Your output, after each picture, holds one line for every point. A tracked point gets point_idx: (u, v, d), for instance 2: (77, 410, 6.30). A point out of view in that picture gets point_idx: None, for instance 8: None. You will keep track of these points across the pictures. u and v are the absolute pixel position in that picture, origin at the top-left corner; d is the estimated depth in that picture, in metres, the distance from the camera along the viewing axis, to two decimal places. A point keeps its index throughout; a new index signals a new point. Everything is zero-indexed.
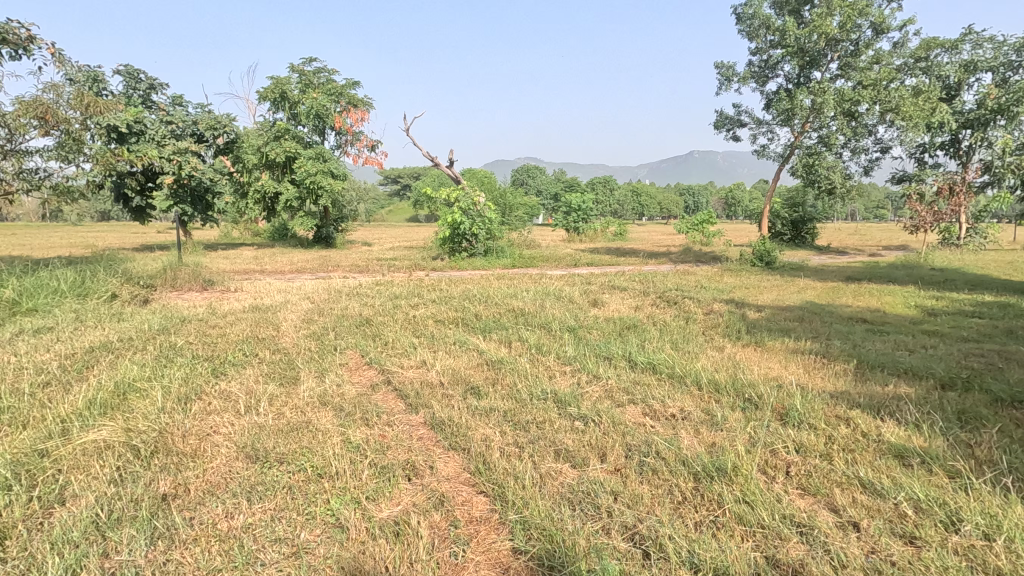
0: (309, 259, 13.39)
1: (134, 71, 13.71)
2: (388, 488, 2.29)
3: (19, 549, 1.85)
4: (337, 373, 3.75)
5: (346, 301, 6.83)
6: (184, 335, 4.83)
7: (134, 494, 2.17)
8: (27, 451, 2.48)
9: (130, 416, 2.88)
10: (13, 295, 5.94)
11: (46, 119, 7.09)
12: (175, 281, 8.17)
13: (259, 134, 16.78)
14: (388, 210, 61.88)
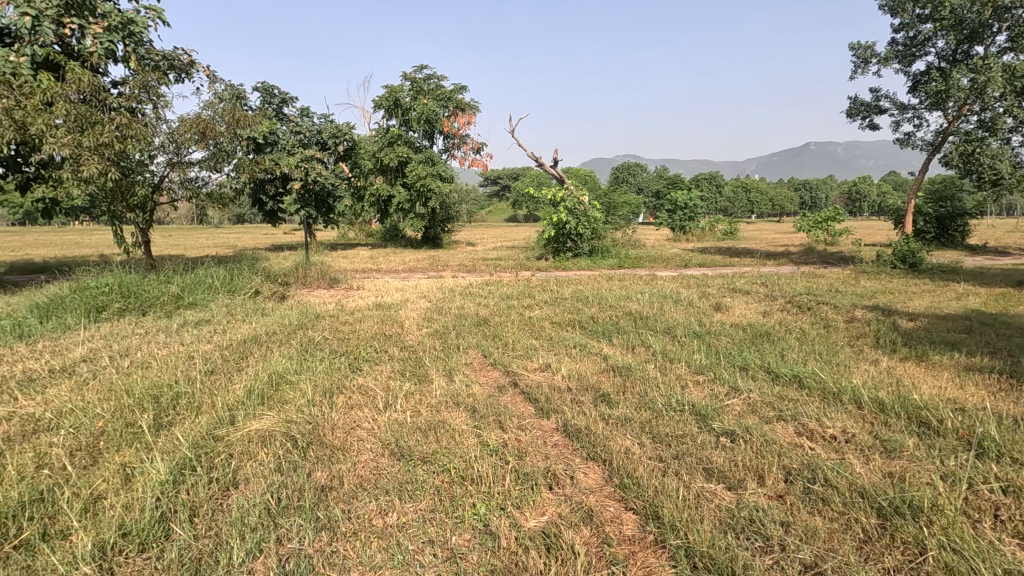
0: (419, 259, 13.95)
1: (269, 87, 15.13)
2: (531, 496, 2.23)
3: (207, 527, 2.02)
4: (464, 373, 3.79)
5: (461, 300, 6.97)
6: (320, 330, 5.18)
7: (297, 483, 2.30)
8: (205, 435, 2.74)
9: (285, 407, 3.10)
10: (178, 290, 6.72)
11: (205, 134, 7.98)
12: (305, 279, 8.84)
13: (374, 140, 17.81)
14: (489, 210, 62.97)
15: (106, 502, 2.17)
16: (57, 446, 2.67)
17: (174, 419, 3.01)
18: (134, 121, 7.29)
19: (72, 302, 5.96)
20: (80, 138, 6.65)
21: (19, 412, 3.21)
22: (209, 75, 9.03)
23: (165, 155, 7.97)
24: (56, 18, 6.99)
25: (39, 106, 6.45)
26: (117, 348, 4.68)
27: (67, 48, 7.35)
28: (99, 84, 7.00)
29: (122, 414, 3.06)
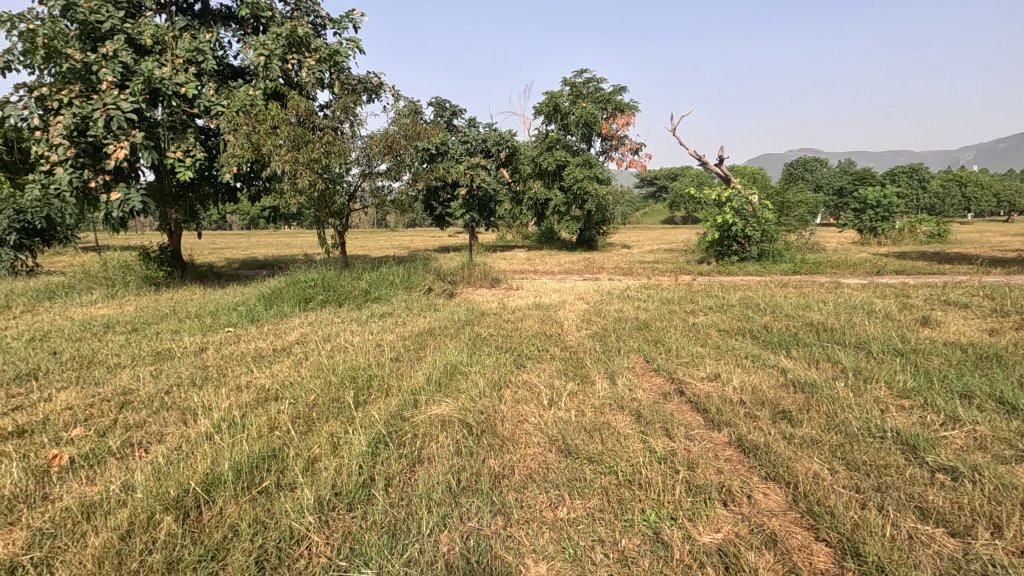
0: (575, 261, 14.06)
1: (442, 101, 16.50)
2: (705, 510, 2.12)
3: (400, 496, 2.27)
4: (627, 377, 3.74)
5: (619, 303, 6.88)
6: (485, 327, 5.50)
7: (474, 468, 2.48)
8: (394, 415, 3.08)
9: (460, 396, 3.35)
10: (365, 286, 7.62)
11: (390, 146, 8.94)
12: (470, 278, 9.43)
13: (534, 145, 18.43)
14: (644, 212, 61.48)
15: (320, 463, 2.55)
16: (283, 413, 3.20)
17: (368, 399, 3.42)
18: (336, 137, 8.43)
19: (287, 293, 7.10)
20: (297, 155, 7.88)
21: (254, 383, 3.92)
22: (394, 94, 10.10)
23: (359, 167, 9.09)
24: (282, 55, 8.52)
25: (269, 130, 7.80)
26: (321, 334, 5.48)
27: (289, 79, 8.82)
28: (311, 108, 8.25)
29: (328, 391, 3.56)
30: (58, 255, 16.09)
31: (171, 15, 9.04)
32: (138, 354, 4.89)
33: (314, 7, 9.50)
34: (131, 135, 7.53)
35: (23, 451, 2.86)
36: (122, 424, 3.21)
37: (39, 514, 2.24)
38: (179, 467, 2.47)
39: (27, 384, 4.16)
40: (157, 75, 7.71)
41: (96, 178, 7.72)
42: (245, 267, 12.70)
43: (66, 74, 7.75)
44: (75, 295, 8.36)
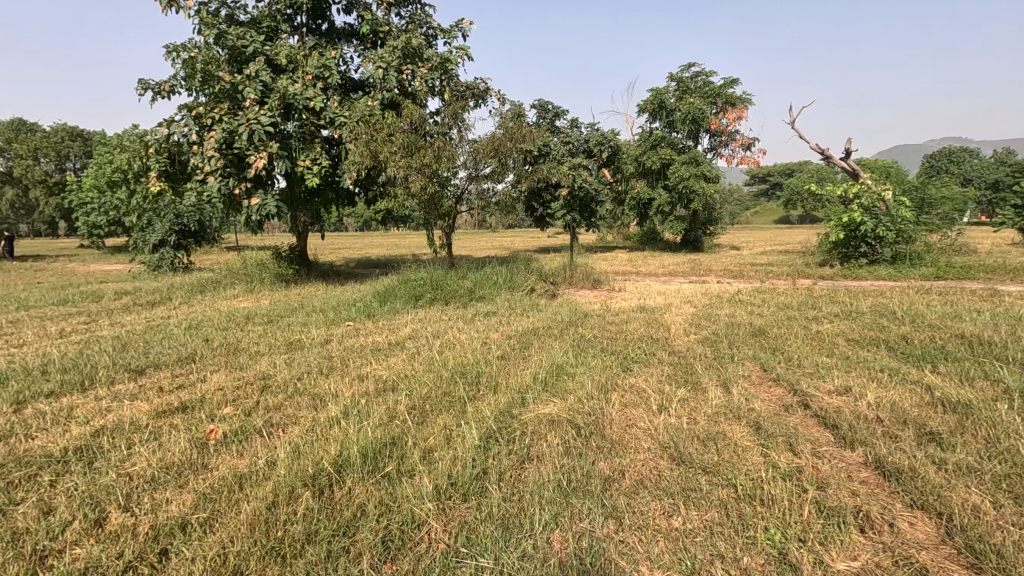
0: (680, 263, 13.52)
1: (544, 103, 16.64)
2: (839, 534, 1.95)
3: (511, 492, 2.31)
4: (742, 386, 3.53)
5: (730, 307, 6.52)
6: (589, 328, 5.47)
7: (584, 469, 2.48)
8: (504, 412, 3.15)
9: (567, 397, 3.35)
10: (470, 285, 7.87)
11: (496, 149, 9.16)
12: (571, 279, 9.41)
13: (637, 144, 18.02)
14: (754, 212, 57.82)
15: (435, 454, 2.67)
16: (400, 403, 3.40)
17: (478, 394, 3.53)
18: (446, 142, 8.78)
19: (400, 291, 7.54)
20: (410, 160, 8.32)
21: (373, 374, 4.21)
22: (500, 98, 10.35)
23: (466, 171, 9.41)
24: (398, 67, 9.10)
25: (385, 137, 8.31)
26: (431, 330, 5.75)
27: (404, 89, 9.37)
28: (423, 115, 8.68)
29: (440, 385, 3.72)
30: (207, 254, 18.32)
31: (302, 36, 9.97)
32: (273, 344, 5.43)
33: (427, 19, 10.00)
34: (268, 146, 8.39)
35: (187, 425, 3.29)
36: (264, 405, 3.59)
37: (202, 480, 2.57)
38: (313, 448, 2.72)
39: (188, 366, 4.78)
40: (290, 91, 8.54)
41: (239, 186, 8.69)
42: (360, 266, 13.63)
43: (217, 94, 8.81)
44: (221, 289, 9.48)
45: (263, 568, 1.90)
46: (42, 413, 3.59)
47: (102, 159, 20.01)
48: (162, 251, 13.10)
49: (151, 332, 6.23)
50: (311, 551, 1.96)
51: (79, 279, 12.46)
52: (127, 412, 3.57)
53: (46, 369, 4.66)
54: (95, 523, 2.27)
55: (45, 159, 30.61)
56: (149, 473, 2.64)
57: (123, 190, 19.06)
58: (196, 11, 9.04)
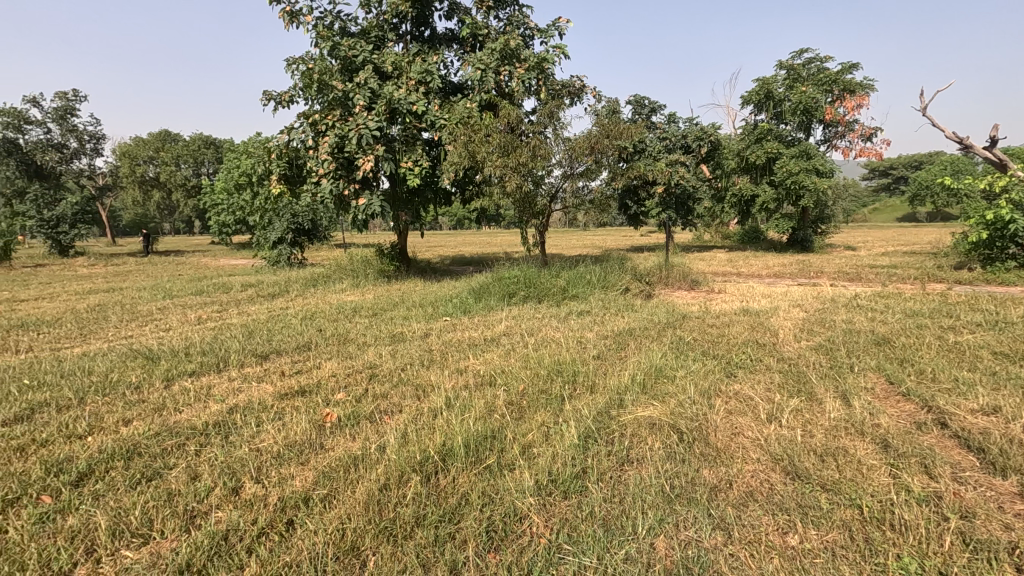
0: (786, 264, 12.64)
1: (640, 99, 16.25)
2: (989, 571, 1.74)
3: (612, 493, 2.29)
4: (865, 399, 3.23)
5: (847, 313, 5.99)
6: (689, 331, 5.26)
7: (688, 476, 2.40)
8: (602, 412, 3.12)
9: (668, 400, 3.26)
10: (564, 284, 7.86)
11: (592, 146, 9.06)
12: (667, 279, 9.11)
13: (740, 137, 17.08)
14: (873, 210, 52.70)
15: (534, 450, 2.70)
16: (499, 398, 3.48)
17: (574, 393, 3.52)
18: (542, 141, 8.83)
19: (494, 288, 7.70)
20: (507, 160, 8.46)
21: (471, 368, 4.34)
22: (596, 95, 10.24)
23: (561, 169, 9.39)
24: (496, 68, 9.32)
25: (483, 138, 8.52)
26: (525, 328, 5.83)
27: (501, 90, 9.57)
28: (520, 115, 8.79)
29: (536, 382, 3.76)
30: (318, 251, 19.77)
31: (406, 43, 10.47)
32: (378, 335, 5.76)
33: (525, 20, 10.10)
34: (374, 149, 8.90)
35: (307, 407, 3.59)
36: (373, 393, 3.83)
37: (320, 459, 2.79)
38: (418, 436, 2.85)
39: (305, 353, 5.20)
40: (395, 96, 8.99)
41: (348, 187, 9.29)
42: (455, 263, 14.07)
43: (331, 102, 9.48)
44: (331, 284, 10.21)
45: (377, 546, 2.03)
46: (188, 390, 4.07)
47: (231, 164, 22.20)
48: (280, 248, 14.33)
49: (273, 321, 6.84)
50: (420, 534, 2.06)
51: (212, 272, 13.93)
52: (255, 392, 3.96)
53: (189, 352, 5.27)
54: (233, 490, 2.54)
55: (185, 165, 34.46)
56: (276, 450, 2.90)
57: (248, 192, 21.04)
58: (313, 26, 9.78)
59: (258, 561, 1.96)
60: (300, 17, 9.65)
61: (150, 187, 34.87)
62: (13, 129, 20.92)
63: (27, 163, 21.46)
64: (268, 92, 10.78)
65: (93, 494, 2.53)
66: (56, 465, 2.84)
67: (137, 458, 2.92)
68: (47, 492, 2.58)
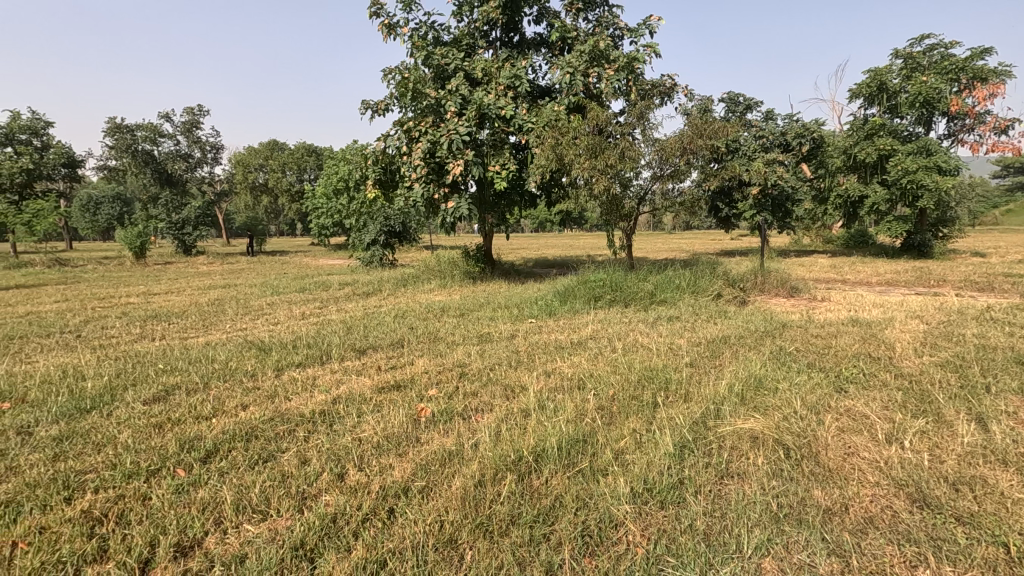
0: (901, 271, 11.51)
1: (734, 96, 15.53)
2: None
3: (712, 506, 2.19)
4: (1006, 424, 2.86)
5: (978, 327, 5.35)
6: (790, 341, 4.94)
7: (797, 495, 2.24)
8: (698, 422, 3.00)
9: (770, 413, 3.07)
10: (652, 288, 7.65)
11: (686, 147, 8.71)
12: (764, 285, 8.60)
13: (846, 134, 15.84)
14: (1007, 213, 46.78)
15: (627, 456, 2.64)
16: (588, 401, 3.45)
17: (666, 401, 3.42)
18: (631, 142, 8.66)
19: (580, 291, 7.65)
20: (595, 162, 8.37)
21: (558, 370, 4.33)
22: (688, 93, 9.89)
23: (650, 170, 9.15)
24: (585, 70, 9.27)
25: (571, 140, 8.49)
26: (612, 332, 5.73)
27: (589, 91, 9.51)
28: (608, 116, 8.67)
29: (626, 388, 3.68)
30: (407, 253, 20.62)
31: (496, 50, 10.69)
32: (468, 335, 5.91)
33: (615, 20, 9.97)
34: (464, 154, 9.15)
35: (403, 401, 3.75)
36: (464, 390, 3.92)
37: (417, 452, 2.89)
38: (510, 435, 2.88)
39: (399, 349, 5.44)
40: (485, 102, 9.20)
41: (438, 191, 9.62)
42: (539, 266, 14.13)
43: (424, 110, 9.87)
44: (420, 284, 10.62)
45: (474, 540, 2.08)
46: (296, 380, 4.40)
47: (330, 170, 23.70)
48: (374, 249, 15.11)
49: (369, 318, 7.22)
50: (515, 532, 2.09)
51: (312, 271, 14.95)
52: (356, 385, 4.19)
53: (296, 344, 5.68)
54: (339, 476, 2.70)
55: (291, 172, 37.27)
56: (376, 440, 3.05)
57: (345, 196, 22.38)
58: (409, 37, 10.24)
59: (363, 545, 2.07)
60: (397, 29, 10.14)
61: (259, 193, 38.02)
62: (150, 142, 23.62)
63: (160, 171, 24.14)
64: (367, 101, 11.41)
65: (219, 470, 2.79)
66: (189, 441, 3.17)
67: (255, 440, 3.18)
68: (182, 465, 2.88)
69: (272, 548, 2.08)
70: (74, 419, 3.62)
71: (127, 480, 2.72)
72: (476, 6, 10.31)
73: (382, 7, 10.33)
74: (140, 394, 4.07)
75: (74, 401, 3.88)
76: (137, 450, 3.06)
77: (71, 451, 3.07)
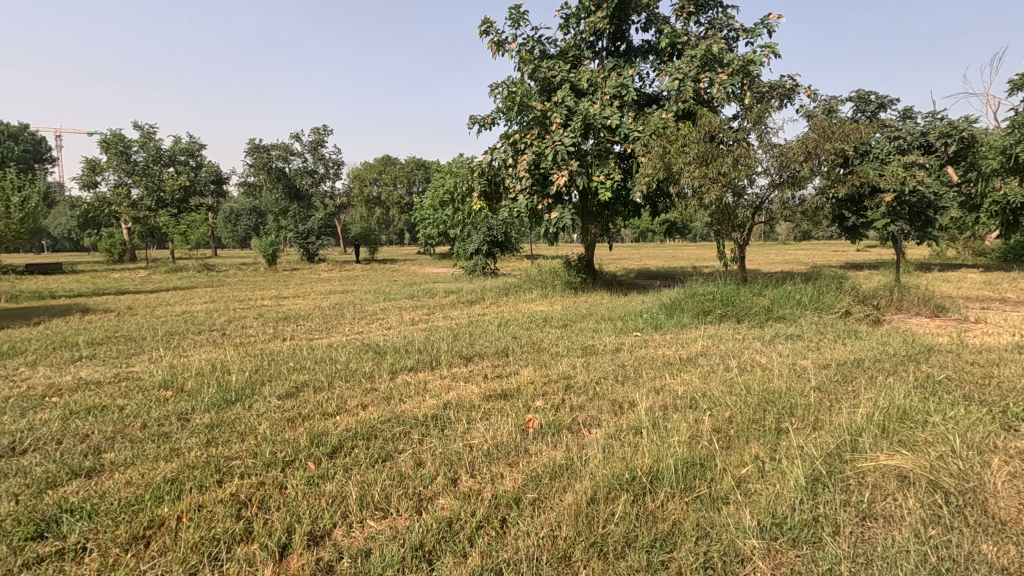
0: None
1: (864, 94, 14.22)
2: None
3: (854, 550, 1.98)
4: None
5: None
6: (939, 368, 4.36)
7: (961, 548, 1.96)
8: (831, 453, 2.73)
9: (921, 450, 2.72)
10: (768, 303, 7.14)
11: (812, 151, 8.04)
12: (902, 303, 7.69)
13: (1005, 131, 13.86)
14: None
15: (751, 485, 2.47)
16: (703, 423, 3.28)
17: (792, 427, 3.16)
18: (746, 149, 8.17)
19: (687, 305, 7.34)
20: (706, 170, 7.99)
21: (668, 388, 4.16)
22: (811, 94, 9.18)
23: (768, 178, 8.58)
24: (696, 76, 8.95)
25: (680, 148, 8.20)
26: (725, 349, 5.42)
27: (700, 97, 9.14)
28: (721, 122, 8.27)
29: (745, 410, 3.45)
30: (509, 262, 21.02)
31: (602, 60, 10.64)
32: (572, 346, 5.88)
33: (730, 22, 9.53)
34: (569, 164, 9.16)
35: (511, 411, 3.79)
36: (569, 403, 3.89)
37: (526, 463, 2.91)
38: (622, 453, 2.80)
39: (504, 358, 5.53)
40: (590, 112, 9.18)
41: (542, 202, 9.72)
42: (642, 277, 13.75)
43: (530, 122, 10.04)
44: (522, 293, 10.78)
45: (588, 559, 2.04)
46: (409, 384, 4.61)
47: (438, 182, 24.84)
48: (477, 258, 15.59)
49: (473, 326, 7.43)
50: (631, 556, 2.02)
51: (420, 279, 15.73)
52: (464, 391, 4.32)
53: (408, 348, 5.98)
54: (452, 481, 2.79)
55: (401, 185, 39.60)
56: (486, 448, 3.11)
57: (450, 207, 23.31)
58: (516, 52, 10.50)
59: (480, 552, 2.11)
60: (505, 45, 10.44)
61: (374, 205, 40.74)
62: (282, 160, 26.23)
63: (290, 186, 26.73)
64: (474, 116, 11.83)
65: (343, 466, 2.99)
66: (318, 436, 3.43)
67: (374, 439, 3.38)
68: (312, 459, 3.12)
69: (394, 546, 2.18)
70: (222, 409, 4.06)
71: (266, 468, 3.00)
72: (583, 18, 10.34)
73: (491, 25, 10.69)
74: (275, 389, 4.49)
75: (222, 393, 4.37)
76: (274, 441, 3.37)
77: (220, 438, 3.45)
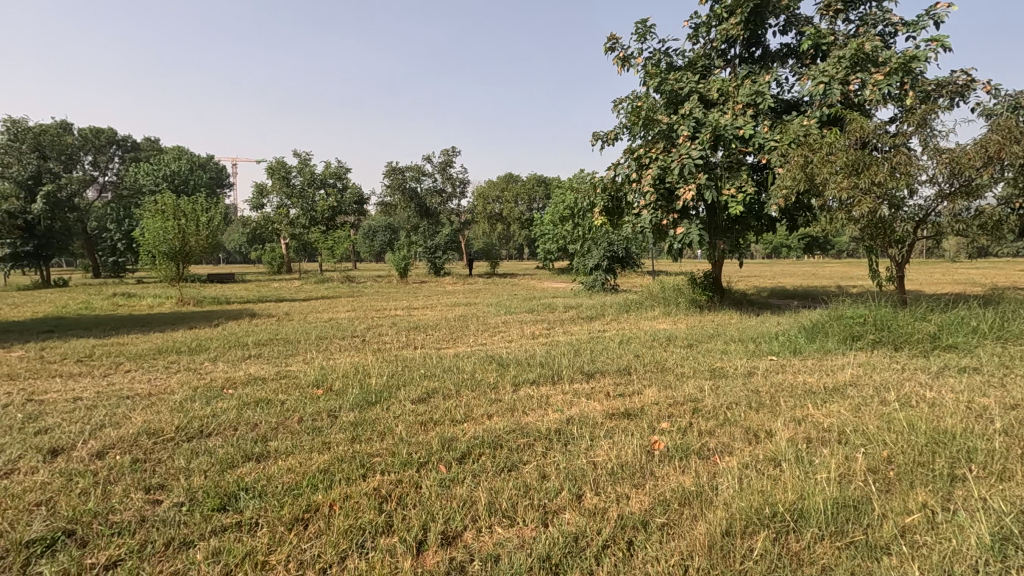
0: None
1: None
2: None
3: None
4: None
5: None
6: None
7: None
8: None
9: None
10: (934, 329, 6.24)
11: (992, 155, 6.95)
12: None
13: None
14: None
15: (918, 537, 2.17)
16: (856, 460, 2.95)
17: (970, 475, 2.73)
18: (906, 155, 7.27)
19: (832, 329, 6.68)
20: (857, 180, 7.23)
21: (811, 419, 3.81)
22: (992, 89, 7.95)
23: (933, 187, 7.55)
24: (844, 78, 8.17)
25: (825, 158, 7.53)
26: (879, 379, 4.83)
27: (849, 101, 8.34)
28: (875, 127, 7.46)
29: (908, 450, 3.04)
30: (630, 278, 20.59)
31: (735, 67, 10.14)
32: (699, 368, 5.60)
33: (886, 16, 8.60)
34: (697, 178, 8.81)
35: (635, 431, 3.71)
36: (698, 428, 3.71)
37: (653, 486, 2.82)
38: (759, 486, 2.62)
39: (626, 376, 5.43)
40: (721, 123, 8.79)
41: (666, 217, 9.46)
42: (777, 297, 12.72)
43: (655, 136, 9.84)
44: (643, 310, 10.51)
45: None
46: (532, 397, 4.69)
47: (558, 199, 25.16)
48: (597, 274, 15.48)
49: (594, 342, 7.39)
50: None
51: (540, 294, 15.98)
52: (587, 408, 4.30)
53: (530, 362, 6.10)
54: (576, 497, 2.79)
55: (523, 202, 40.67)
56: (610, 467, 3.08)
57: (570, 223, 23.47)
58: (642, 67, 10.38)
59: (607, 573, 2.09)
60: (631, 60, 10.37)
61: (496, 222, 42.26)
62: (415, 180, 28.29)
63: (421, 205, 28.69)
64: (598, 132, 11.86)
65: (472, 471, 3.13)
66: (448, 441, 3.62)
67: (500, 449, 3.49)
68: (444, 462, 3.30)
69: (522, 555, 2.24)
70: (364, 409, 4.46)
71: (404, 467, 3.23)
72: (714, 26, 9.95)
73: (617, 41, 10.69)
74: (409, 394, 4.82)
75: (364, 395, 4.79)
76: (409, 442, 3.62)
77: (364, 435, 3.78)
